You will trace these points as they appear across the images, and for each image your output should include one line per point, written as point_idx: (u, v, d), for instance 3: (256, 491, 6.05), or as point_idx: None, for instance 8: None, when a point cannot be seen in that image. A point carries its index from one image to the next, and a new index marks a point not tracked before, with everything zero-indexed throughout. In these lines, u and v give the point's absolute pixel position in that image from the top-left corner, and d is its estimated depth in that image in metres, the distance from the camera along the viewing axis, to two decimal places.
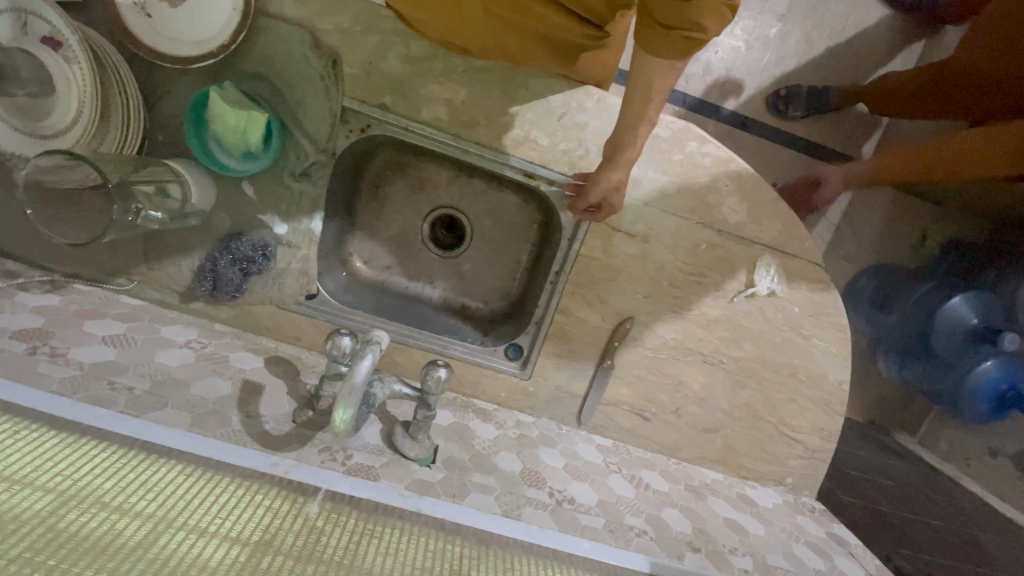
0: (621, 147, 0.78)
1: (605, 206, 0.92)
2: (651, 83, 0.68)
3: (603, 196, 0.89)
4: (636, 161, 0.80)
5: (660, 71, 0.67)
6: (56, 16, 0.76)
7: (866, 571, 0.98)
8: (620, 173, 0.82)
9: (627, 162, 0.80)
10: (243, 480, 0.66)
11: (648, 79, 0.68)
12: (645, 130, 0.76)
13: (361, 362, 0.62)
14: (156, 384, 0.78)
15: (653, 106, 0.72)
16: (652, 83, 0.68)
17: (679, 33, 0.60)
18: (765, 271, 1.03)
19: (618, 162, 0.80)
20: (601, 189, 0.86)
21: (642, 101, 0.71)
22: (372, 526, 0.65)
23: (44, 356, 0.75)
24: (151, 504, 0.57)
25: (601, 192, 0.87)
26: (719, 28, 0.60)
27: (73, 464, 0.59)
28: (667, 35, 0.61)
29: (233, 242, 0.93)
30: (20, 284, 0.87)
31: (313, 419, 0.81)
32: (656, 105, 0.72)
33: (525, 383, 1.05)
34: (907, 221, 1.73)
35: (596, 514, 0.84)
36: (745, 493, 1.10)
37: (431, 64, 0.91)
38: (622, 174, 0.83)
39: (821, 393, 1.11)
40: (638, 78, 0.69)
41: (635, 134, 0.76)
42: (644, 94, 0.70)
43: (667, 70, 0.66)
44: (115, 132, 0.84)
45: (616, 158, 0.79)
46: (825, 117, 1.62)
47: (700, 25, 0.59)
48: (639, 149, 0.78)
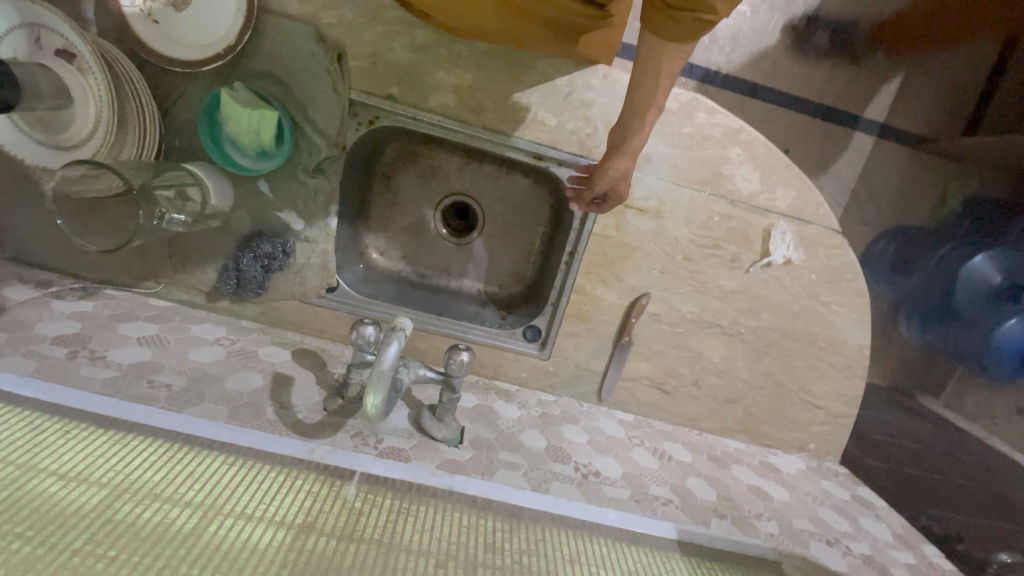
0: (629, 135, 0.77)
1: (613, 196, 0.92)
2: (660, 67, 0.69)
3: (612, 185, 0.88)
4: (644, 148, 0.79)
5: (670, 53, 0.68)
6: (70, 30, 0.79)
7: (892, 531, 0.99)
8: (629, 162, 0.81)
9: (636, 150, 0.80)
10: (283, 467, 0.69)
11: (657, 63, 0.69)
12: (654, 116, 0.75)
13: (388, 349, 0.64)
14: (192, 380, 0.81)
15: (662, 90, 0.72)
16: (661, 67, 0.69)
17: (690, 15, 0.61)
18: (781, 240, 1.02)
19: (627, 152, 0.79)
20: (609, 180, 0.84)
21: (651, 86, 0.71)
22: (407, 505, 0.68)
23: (85, 358, 0.79)
24: (199, 493, 0.60)
25: (609, 182, 0.85)
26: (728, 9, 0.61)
27: (123, 459, 0.63)
28: (678, 17, 0.62)
29: (254, 241, 0.96)
30: (55, 292, 0.91)
31: (343, 407, 0.83)
32: (665, 89, 0.73)
33: (545, 363, 1.07)
34: (926, 180, 1.69)
35: (622, 486, 0.86)
36: (769, 460, 1.11)
37: (436, 51, 0.91)
38: (631, 162, 0.82)
39: (842, 359, 1.11)
40: (647, 63, 0.70)
41: (644, 120, 0.75)
42: (653, 77, 0.70)
43: (677, 52, 0.68)
44: (133, 139, 0.86)
45: (624, 148, 0.79)
46: (838, 78, 1.58)
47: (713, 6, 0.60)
48: (647, 135, 0.78)
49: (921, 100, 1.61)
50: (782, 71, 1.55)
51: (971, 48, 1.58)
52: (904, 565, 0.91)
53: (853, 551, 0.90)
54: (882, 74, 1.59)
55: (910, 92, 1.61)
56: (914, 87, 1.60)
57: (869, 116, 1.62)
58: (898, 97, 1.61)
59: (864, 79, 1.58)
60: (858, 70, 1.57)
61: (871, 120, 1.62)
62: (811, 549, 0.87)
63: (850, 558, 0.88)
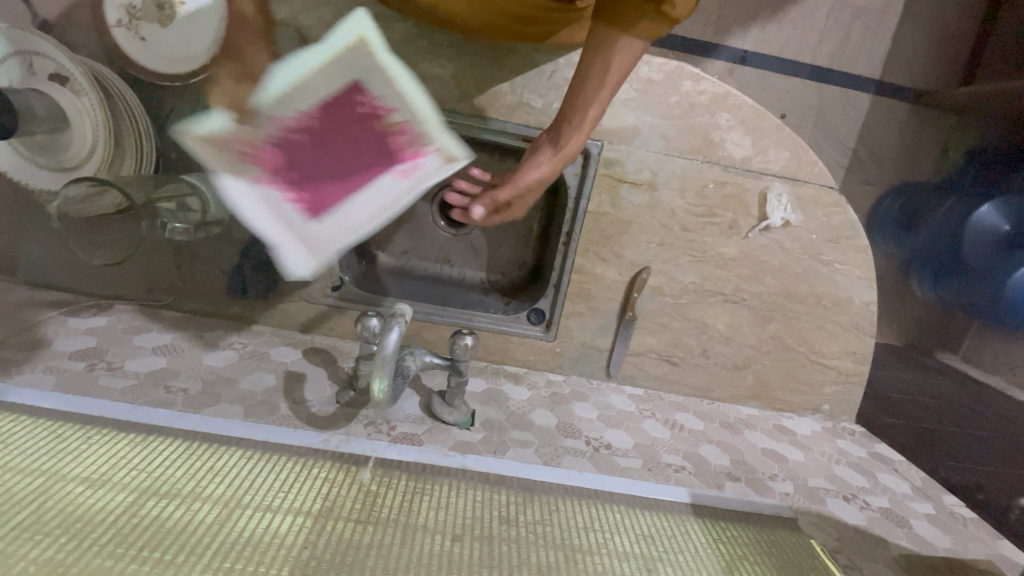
0: (565, 133, 0.80)
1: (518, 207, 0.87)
2: (610, 62, 0.77)
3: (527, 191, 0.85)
4: (577, 149, 0.81)
5: (621, 50, 0.76)
6: (64, 56, 0.83)
7: (911, 484, 0.99)
8: (555, 160, 0.82)
9: (564, 155, 0.81)
10: (299, 457, 0.71)
11: (609, 58, 0.77)
12: (595, 114, 0.80)
13: (389, 335, 0.65)
14: (208, 383, 0.84)
15: (608, 88, 0.79)
16: (611, 66, 0.77)
17: (654, 9, 0.72)
18: (777, 202, 1.02)
19: (560, 146, 0.81)
20: (530, 179, 0.82)
21: (600, 79, 0.78)
22: (422, 485, 0.69)
23: (103, 370, 0.82)
24: (220, 487, 0.63)
25: (527, 183, 0.83)
26: (683, 10, 0.73)
27: (146, 459, 0.65)
28: (644, 8, 0.72)
29: (256, 246, 0.98)
30: (71, 310, 0.94)
31: (355, 398, 0.85)
32: (609, 90, 0.79)
33: (551, 344, 1.08)
34: (927, 133, 1.66)
35: (634, 456, 0.88)
36: (782, 424, 1.11)
37: (416, 43, 0.92)
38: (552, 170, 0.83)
39: (849, 317, 1.11)
40: (600, 58, 0.78)
41: (584, 117, 0.79)
42: (602, 71, 0.78)
43: (627, 53, 0.76)
44: (129, 156, 0.90)
45: (559, 141, 0.81)
46: (829, 37, 1.55)
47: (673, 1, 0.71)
48: (584, 133, 0.81)
49: (916, 51, 1.58)
50: (770, 36, 1.54)
51: None
52: (924, 516, 0.91)
53: (871, 506, 0.90)
54: (875, 26, 1.55)
55: (906, 43, 1.57)
56: (909, 37, 1.57)
57: (864, 73, 1.59)
58: (893, 50, 1.57)
59: (855, 35, 1.56)
60: (848, 27, 1.55)
61: (866, 77, 1.60)
62: (828, 505, 0.87)
63: (868, 512, 0.88)
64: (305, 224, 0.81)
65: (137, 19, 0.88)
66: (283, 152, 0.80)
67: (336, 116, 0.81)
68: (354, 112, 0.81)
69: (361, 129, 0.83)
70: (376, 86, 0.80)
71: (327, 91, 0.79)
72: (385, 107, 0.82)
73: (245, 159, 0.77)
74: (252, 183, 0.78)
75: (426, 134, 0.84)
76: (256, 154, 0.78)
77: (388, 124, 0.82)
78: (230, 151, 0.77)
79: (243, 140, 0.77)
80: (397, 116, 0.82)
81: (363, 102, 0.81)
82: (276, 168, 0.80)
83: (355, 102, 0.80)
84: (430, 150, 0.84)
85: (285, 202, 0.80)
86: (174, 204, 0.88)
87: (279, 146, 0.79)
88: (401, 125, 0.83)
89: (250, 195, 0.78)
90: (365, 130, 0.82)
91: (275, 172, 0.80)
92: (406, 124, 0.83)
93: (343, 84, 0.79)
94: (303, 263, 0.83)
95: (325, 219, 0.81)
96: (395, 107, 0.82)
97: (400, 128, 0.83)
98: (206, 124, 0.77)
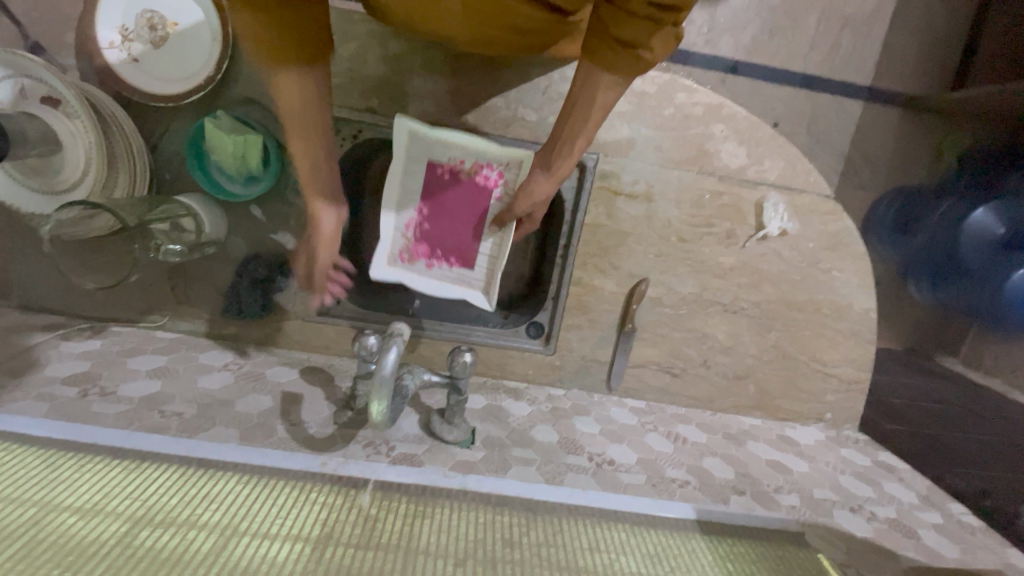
0: (555, 159, 0.77)
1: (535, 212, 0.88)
2: (594, 98, 0.69)
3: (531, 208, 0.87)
4: (569, 176, 0.79)
5: (607, 85, 0.68)
6: (53, 77, 0.82)
7: (918, 493, 0.98)
8: (550, 187, 0.80)
9: (559, 176, 0.79)
10: (297, 482, 0.70)
11: (593, 93, 0.69)
12: (583, 144, 0.75)
13: (387, 355, 0.64)
14: (203, 407, 0.82)
15: (594, 122, 0.73)
16: (597, 99, 0.70)
17: (631, 51, 0.63)
18: (774, 211, 1.02)
19: (551, 175, 0.79)
20: (529, 204, 0.82)
21: (584, 114, 0.71)
22: (423, 508, 0.68)
23: (97, 396, 0.81)
24: (215, 514, 0.61)
25: (529, 206, 0.84)
26: (665, 48, 0.64)
27: (139, 487, 0.64)
28: (620, 49, 0.63)
29: (251, 265, 0.97)
30: (64, 334, 0.93)
31: (353, 418, 0.84)
32: (598, 119, 0.73)
33: (551, 358, 1.07)
34: (919, 138, 1.67)
35: (638, 471, 0.86)
36: (786, 434, 1.10)
37: (411, 60, 0.93)
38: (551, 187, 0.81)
39: (849, 324, 1.10)
40: (585, 91, 0.70)
41: (572, 148, 0.75)
42: (586, 105, 0.71)
43: (609, 87, 0.68)
44: (123, 176, 0.88)
45: (549, 170, 0.78)
46: (819, 45, 1.57)
47: (649, 43, 0.62)
48: (573, 161, 0.77)
49: (906, 59, 1.59)
50: (761, 45, 1.55)
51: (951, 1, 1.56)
52: (932, 525, 0.90)
53: (878, 516, 0.89)
54: (864, 34, 1.57)
55: (895, 50, 1.59)
56: (898, 44, 1.58)
57: (854, 81, 1.61)
58: (883, 57, 1.59)
59: (845, 43, 1.57)
60: (838, 35, 1.56)
61: (856, 85, 1.61)
62: (835, 517, 0.86)
63: (875, 523, 0.87)
64: (476, 264, 0.96)
65: (130, 40, 0.88)
66: (425, 238, 0.96)
67: (429, 198, 0.94)
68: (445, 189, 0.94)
69: (454, 186, 0.94)
70: (444, 153, 0.93)
71: (411, 187, 0.94)
72: (458, 161, 0.94)
73: (416, 260, 0.96)
74: (429, 267, 0.97)
75: (500, 158, 0.93)
76: (415, 251, 0.96)
77: (465, 176, 0.94)
78: (405, 261, 0.96)
79: (403, 251, 0.96)
80: (466, 164, 0.93)
81: (440, 175, 0.94)
82: (446, 240, 0.96)
83: (436, 178, 0.94)
84: (500, 166, 0.93)
85: (452, 268, 0.97)
86: (167, 224, 0.87)
87: (422, 236, 0.96)
88: (475, 166, 0.93)
89: (438, 272, 0.97)
90: (450, 191, 0.94)
91: (444, 245, 0.96)
92: (481, 163, 0.94)
93: (420, 172, 0.94)
94: (484, 303, 0.97)
95: (485, 257, 0.96)
96: (462, 158, 0.93)
97: (477, 170, 0.93)
98: (383, 265, 0.95)
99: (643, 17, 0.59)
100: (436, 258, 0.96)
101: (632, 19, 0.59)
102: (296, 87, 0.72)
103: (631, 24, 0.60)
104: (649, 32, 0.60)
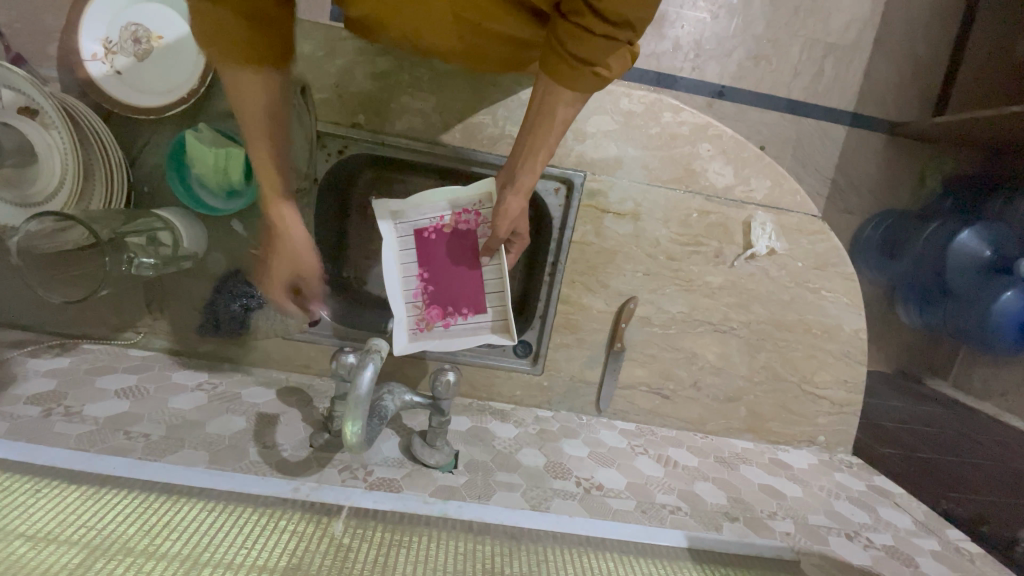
0: (519, 173, 0.75)
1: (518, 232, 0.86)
2: (554, 113, 0.68)
3: (513, 227, 0.84)
4: (535, 188, 0.76)
5: (565, 99, 0.67)
6: (32, 89, 0.80)
7: (915, 519, 0.95)
8: (522, 202, 0.78)
9: (527, 189, 0.77)
10: (267, 509, 0.66)
11: (552, 104, 0.68)
12: (546, 156, 0.74)
13: (363, 373, 0.62)
14: (172, 428, 0.78)
15: (556, 134, 0.71)
16: (556, 113, 0.68)
17: (589, 68, 0.62)
18: (761, 230, 1.01)
19: (518, 190, 0.76)
20: (507, 224, 0.79)
21: (545, 127, 0.70)
22: (399, 537, 0.64)
23: (60, 415, 0.77)
24: (175, 543, 0.57)
25: (509, 225, 0.81)
26: (620, 67, 0.64)
27: (96, 514, 0.60)
28: (577, 67, 0.63)
29: (230, 280, 0.95)
30: (31, 351, 0.89)
31: (330, 441, 0.81)
32: (558, 134, 0.72)
33: (539, 378, 1.04)
34: (902, 163, 1.70)
35: (627, 497, 0.83)
36: (778, 457, 1.08)
37: (398, 77, 0.93)
38: (523, 200, 0.78)
39: (840, 345, 1.09)
40: (544, 108, 0.68)
41: (535, 162, 0.73)
42: (548, 117, 0.69)
43: (572, 101, 0.67)
44: (101, 189, 0.86)
45: (514, 185, 0.76)
46: (803, 72, 1.60)
47: (606, 62, 0.62)
48: (537, 174, 0.75)
49: (887, 86, 1.63)
50: (747, 72, 1.58)
51: (928, 32, 1.61)
52: (929, 553, 0.87)
53: (875, 544, 0.86)
54: (846, 61, 1.60)
55: (877, 76, 1.62)
56: (879, 72, 1.62)
57: (838, 106, 1.63)
58: (864, 83, 1.62)
59: (828, 70, 1.61)
60: (821, 63, 1.60)
61: (840, 111, 1.64)
62: (831, 545, 0.83)
63: (872, 551, 0.84)
64: (490, 306, 0.92)
65: (113, 53, 0.88)
66: (435, 299, 0.92)
67: (424, 261, 0.91)
68: (437, 246, 0.91)
69: (443, 243, 0.90)
70: (428, 211, 0.90)
71: (402, 256, 0.91)
72: (437, 219, 0.90)
73: (433, 324, 0.92)
74: (448, 325, 0.92)
75: (473, 198, 0.89)
76: (430, 316, 0.93)
77: (447, 228, 0.90)
78: (425, 331, 0.93)
79: (419, 321, 0.92)
80: (446, 218, 0.90)
81: (426, 235, 0.91)
82: (456, 293, 0.91)
83: (424, 241, 0.91)
84: (475, 205, 0.89)
85: (468, 319, 0.92)
86: (144, 238, 0.85)
87: (431, 298, 0.92)
88: (455, 217, 0.90)
89: (458, 327, 0.93)
90: (442, 245, 0.90)
91: (454, 299, 0.91)
92: (458, 212, 0.90)
93: (407, 240, 0.91)
94: (506, 340, 0.92)
95: (495, 294, 0.91)
96: (440, 213, 0.90)
97: (458, 220, 0.90)
98: (404, 343, 0.91)
99: (602, 34, 0.60)
100: (450, 314, 0.92)
101: (591, 35, 0.60)
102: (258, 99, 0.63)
103: (591, 40, 0.60)
104: (606, 52, 0.61)
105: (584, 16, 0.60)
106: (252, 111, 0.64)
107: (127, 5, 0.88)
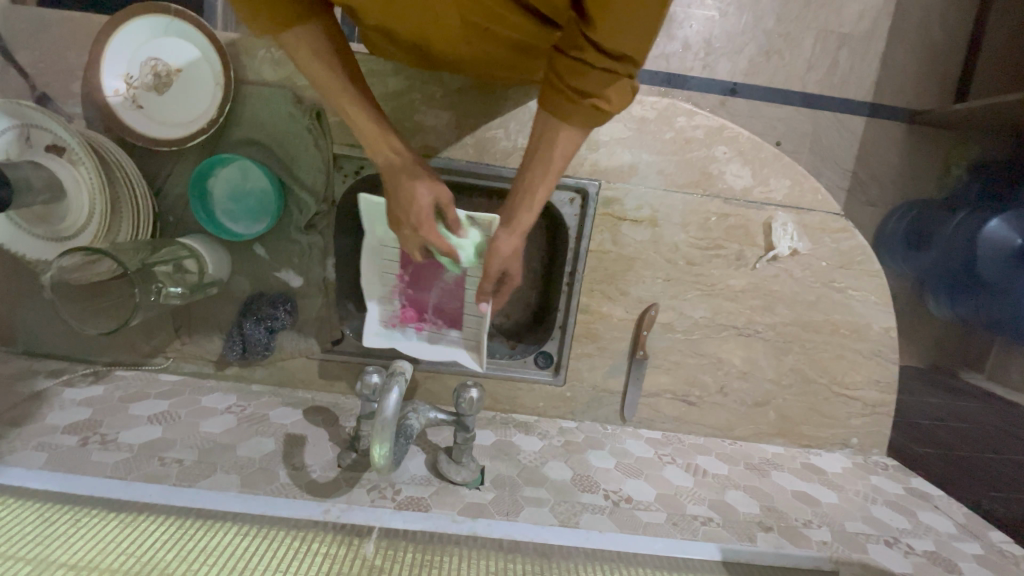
0: (515, 210, 0.71)
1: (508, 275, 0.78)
2: (554, 144, 0.66)
3: (504, 270, 0.76)
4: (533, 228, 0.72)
5: (563, 137, 0.65)
6: (58, 126, 0.83)
7: (957, 523, 0.92)
8: (516, 243, 0.72)
9: (523, 227, 0.72)
10: (299, 532, 0.66)
11: (551, 138, 0.66)
12: (545, 194, 0.70)
13: (388, 395, 0.63)
14: (204, 452, 0.80)
15: (554, 171, 0.68)
16: (554, 151, 0.66)
17: (588, 102, 0.61)
18: (783, 231, 0.99)
19: (514, 229, 0.71)
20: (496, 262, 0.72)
21: (542, 165, 0.67)
22: (430, 557, 0.65)
23: (97, 444, 0.79)
24: (212, 569, 0.58)
25: (500, 265, 0.74)
26: (622, 101, 0.63)
27: (133, 541, 0.61)
28: (576, 101, 0.62)
29: (254, 303, 0.96)
30: (66, 380, 0.92)
31: (357, 460, 0.81)
32: (558, 171, 0.69)
33: (561, 388, 1.04)
34: (926, 152, 1.65)
35: (657, 509, 0.82)
36: (811, 462, 1.05)
37: (410, 96, 0.93)
38: (518, 239, 0.73)
39: (870, 344, 1.06)
40: (542, 143, 0.67)
41: (534, 199, 0.70)
42: (548, 153, 0.67)
43: (570, 138, 0.65)
44: (128, 221, 0.89)
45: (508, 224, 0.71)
46: (817, 65, 1.57)
47: (607, 94, 0.61)
48: (535, 214, 0.71)
49: (905, 74, 1.59)
50: (759, 68, 1.56)
51: (947, 16, 1.57)
52: (972, 557, 0.84)
53: (916, 550, 0.83)
54: (861, 51, 1.57)
55: (895, 64, 1.58)
56: (897, 60, 1.58)
57: (855, 97, 1.60)
58: (882, 72, 1.59)
59: (843, 62, 1.57)
60: (835, 54, 1.57)
61: (857, 102, 1.61)
62: (870, 553, 0.81)
63: (913, 558, 0.82)
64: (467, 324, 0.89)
65: (134, 87, 0.91)
66: (413, 302, 0.89)
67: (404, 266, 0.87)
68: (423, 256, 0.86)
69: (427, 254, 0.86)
70: None
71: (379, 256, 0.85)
72: None
73: (407, 324, 0.90)
74: (421, 329, 0.90)
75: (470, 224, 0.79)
76: (405, 316, 0.90)
77: None
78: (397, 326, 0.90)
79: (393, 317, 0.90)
80: None
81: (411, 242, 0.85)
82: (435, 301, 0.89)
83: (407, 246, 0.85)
84: None
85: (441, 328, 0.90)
86: (171, 266, 0.87)
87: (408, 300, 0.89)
88: None
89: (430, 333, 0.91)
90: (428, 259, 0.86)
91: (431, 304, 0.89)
92: None
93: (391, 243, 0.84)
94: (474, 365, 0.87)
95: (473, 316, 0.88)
96: None
97: None
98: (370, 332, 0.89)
99: (602, 68, 0.58)
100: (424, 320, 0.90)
101: (591, 69, 0.59)
102: (319, 46, 0.62)
103: (589, 71, 0.59)
104: (605, 83, 0.60)
105: (584, 49, 0.58)
106: (324, 71, 0.63)
107: (148, 40, 0.91)
